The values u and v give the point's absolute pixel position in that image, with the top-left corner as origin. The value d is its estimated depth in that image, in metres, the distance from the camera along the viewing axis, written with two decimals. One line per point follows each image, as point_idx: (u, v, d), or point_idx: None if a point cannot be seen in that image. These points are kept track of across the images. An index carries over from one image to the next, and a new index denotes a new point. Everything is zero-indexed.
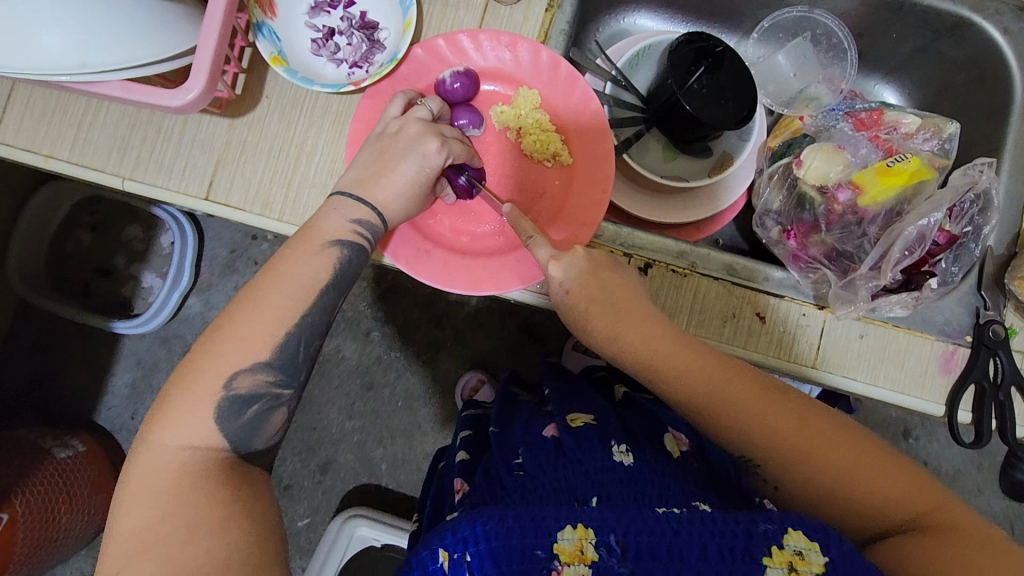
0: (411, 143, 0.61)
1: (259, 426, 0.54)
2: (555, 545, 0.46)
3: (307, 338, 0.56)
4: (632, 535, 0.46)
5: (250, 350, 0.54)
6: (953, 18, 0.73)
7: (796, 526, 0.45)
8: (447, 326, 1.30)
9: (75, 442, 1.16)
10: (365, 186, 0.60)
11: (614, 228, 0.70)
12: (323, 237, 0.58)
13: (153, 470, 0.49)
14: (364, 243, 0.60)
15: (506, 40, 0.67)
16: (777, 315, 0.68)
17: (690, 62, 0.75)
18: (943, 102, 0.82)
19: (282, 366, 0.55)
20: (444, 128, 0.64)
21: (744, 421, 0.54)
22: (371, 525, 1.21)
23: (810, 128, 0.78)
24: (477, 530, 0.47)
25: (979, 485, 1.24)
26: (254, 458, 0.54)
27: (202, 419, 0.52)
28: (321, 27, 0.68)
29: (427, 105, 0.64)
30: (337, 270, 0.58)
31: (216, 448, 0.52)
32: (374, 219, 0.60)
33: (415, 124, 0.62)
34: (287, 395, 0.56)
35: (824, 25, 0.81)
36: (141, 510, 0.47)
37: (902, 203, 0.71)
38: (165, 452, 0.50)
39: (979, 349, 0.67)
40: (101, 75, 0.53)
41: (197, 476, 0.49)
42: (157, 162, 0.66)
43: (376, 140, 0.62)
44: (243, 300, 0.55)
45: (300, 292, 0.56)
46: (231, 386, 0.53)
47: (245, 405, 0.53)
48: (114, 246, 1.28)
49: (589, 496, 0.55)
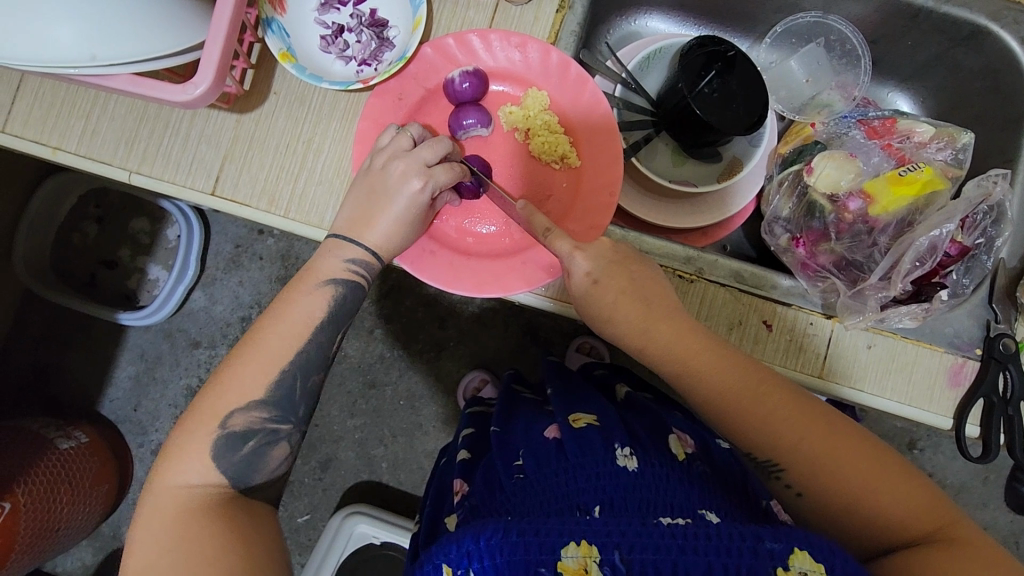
0: (394, 186, 0.59)
1: (258, 461, 0.54)
2: (558, 563, 0.45)
3: (302, 372, 0.56)
4: (636, 552, 0.45)
5: (245, 389, 0.54)
6: (970, 26, 0.72)
7: (802, 546, 0.44)
8: (450, 326, 1.29)
9: (78, 433, 1.17)
10: (358, 227, 0.60)
11: (622, 231, 0.70)
12: (317, 277, 0.59)
13: (153, 510, 0.50)
14: (359, 280, 0.60)
15: (517, 40, 0.66)
16: (784, 323, 0.67)
17: (701, 65, 0.74)
18: (957, 111, 0.81)
19: (277, 403, 0.55)
20: (427, 157, 0.60)
21: (762, 420, 0.54)
22: (371, 523, 1.20)
23: (822, 134, 0.78)
24: (481, 545, 0.47)
25: (985, 499, 1.22)
26: (255, 492, 0.54)
27: (199, 459, 0.52)
28: (330, 23, 0.68)
29: (409, 133, 0.61)
30: (334, 307, 0.58)
31: (215, 485, 0.52)
32: (369, 259, 0.60)
33: (399, 162, 0.60)
34: (286, 429, 0.56)
35: (838, 31, 0.80)
36: (143, 547, 0.48)
37: (913, 213, 0.70)
38: (166, 493, 0.51)
39: (988, 363, 0.66)
40: (109, 68, 0.52)
41: (195, 511, 0.49)
42: (164, 156, 0.66)
43: (364, 176, 0.60)
44: (242, 344, 0.56)
45: (294, 331, 0.56)
46: (226, 424, 0.53)
47: (240, 442, 0.53)
48: (120, 239, 1.29)
49: (591, 505, 0.54)
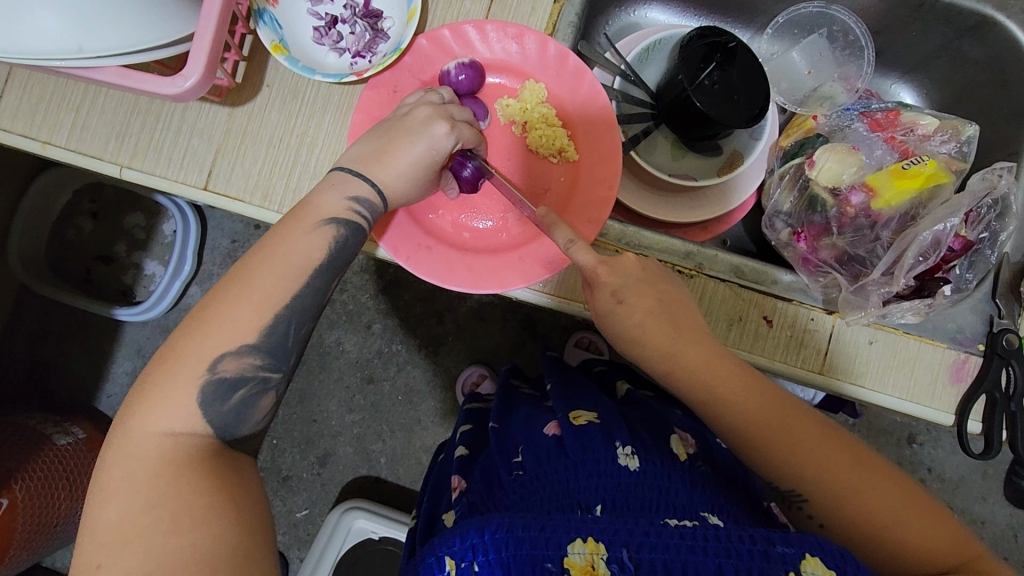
0: (418, 128, 0.59)
1: (247, 409, 0.52)
2: (566, 558, 0.45)
3: (298, 321, 0.53)
4: (645, 551, 0.44)
5: (237, 332, 0.51)
6: (975, 16, 0.71)
7: (815, 552, 0.43)
8: (448, 321, 1.28)
9: (76, 429, 1.15)
10: (368, 163, 0.58)
11: (620, 226, 0.69)
12: (318, 215, 0.55)
13: (132, 458, 0.47)
14: (361, 223, 0.57)
15: (513, 31, 0.65)
16: (784, 319, 0.66)
17: (701, 57, 0.73)
18: (961, 103, 0.80)
19: (270, 351, 0.52)
20: (454, 111, 0.61)
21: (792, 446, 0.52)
22: (370, 518, 1.20)
23: (824, 128, 0.76)
24: (486, 539, 0.46)
25: (984, 493, 1.22)
26: (240, 444, 0.52)
27: (186, 405, 0.49)
28: (323, 15, 0.67)
29: (440, 92, 0.62)
30: (334, 249, 0.55)
31: (201, 434, 0.49)
32: (374, 198, 0.58)
33: (426, 107, 0.60)
34: (275, 379, 0.53)
35: (841, 21, 0.79)
36: (122, 499, 0.45)
37: (917, 207, 0.69)
38: (147, 439, 0.48)
39: (991, 359, 0.66)
40: (97, 60, 0.51)
41: (181, 463, 0.47)
42: (156, 151, 0.65)
43: (391, 119, 0.60)
44: (232, 280, 0.52)
45: (291, 272, 0.53)
46: (216, 369, 0.50)
47: (231, 389, 0.50)
48: (116, 234, 1.28)
49: (593, 503, 0.54)
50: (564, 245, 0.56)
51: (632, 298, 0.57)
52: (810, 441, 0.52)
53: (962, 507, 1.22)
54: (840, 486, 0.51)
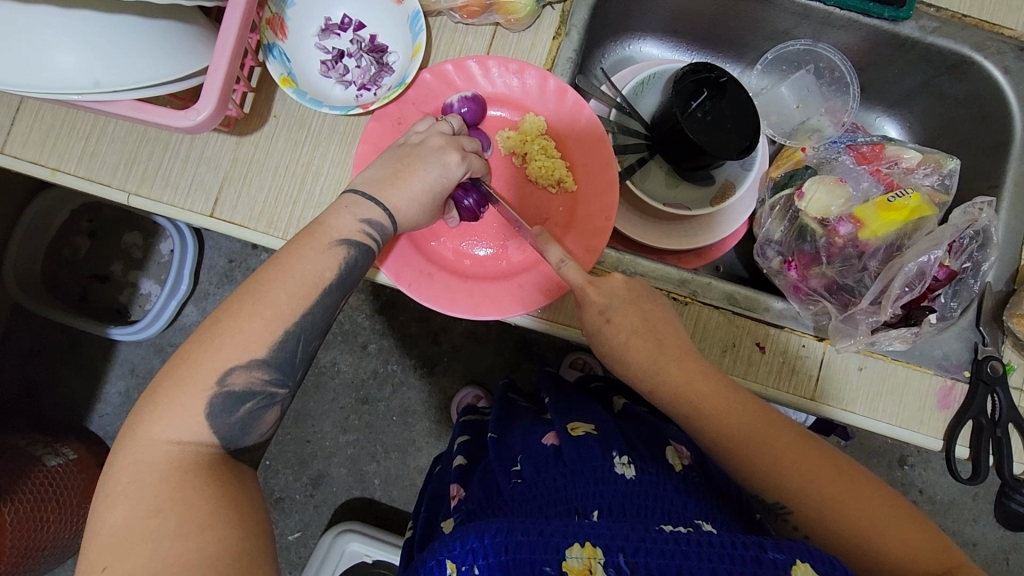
0: (431, 155, 0.61)
1: (251, 424, 0.52)
2: (563, 563, 0.44)
3: (307, 336, 0.54)
4: (641, 555, 0.43)
5: (248, 346, 0.52)
6: (954, 56, 0.75)
7: (806, 559, 0.41)
8: (443, 341, 1.29)
9: (66, 450, 1.14)
10: (382, 187, 0.60)
11: (617, 255, 0.71)
12: (330, 235, 0.57)
13: (141, 463, 0.47)
14: (372, 245, 0.58)
15: (515, 66, 0.68)
16: (776, 345, 0.68)
17: (692, 91, 0.75)
18: (942, 136, 0.83)
19: (280, 366, 0.53)
20: (465, 141, 0.64)
21: (800, 484, 0.52)
22: (363, 541, 1.19)
23: (813, 159, 0.79)
24: (485, 543, 0.46)
25: (975, 514, 1.23)
26: (243, 456, 0.53)
27: (194, 415, 0.50)
28: (331, 48, 0.69)
29: (449, 122, 0.64)
30: (344, 269, 0.56)
31: (206, 444, 0.50)
32: (385, 220, 0.59)
33: (437, 137, 0.63)
34: (282, 394, 0.54)
35: (828, 58, 0.82)
36: (128, 504, 0.45)
37: (902, 238, 0.72)
38: (153, 445, 0.48)
39: (977, 384, 0.68)
40: (113, 94, 0.53)
41: (187, 471, 0.47)
42: (164, 177, 0.67)
43: (400, 147, 0.62)
44: (242, 297, 0.53)
45: (302, 291, 0.54)
46: (225, 382, 0.51)
47: (238, 402, 0.51)
48: (113, 254, 1.28)
49: (590, 509, 0.54)
50: (558, 263, 0.59)
51: (616, 318, 0.59)
52: (822, 481, 0.52)
53: (953, 529, 1.23)
54: (839, 513, 0.51)
